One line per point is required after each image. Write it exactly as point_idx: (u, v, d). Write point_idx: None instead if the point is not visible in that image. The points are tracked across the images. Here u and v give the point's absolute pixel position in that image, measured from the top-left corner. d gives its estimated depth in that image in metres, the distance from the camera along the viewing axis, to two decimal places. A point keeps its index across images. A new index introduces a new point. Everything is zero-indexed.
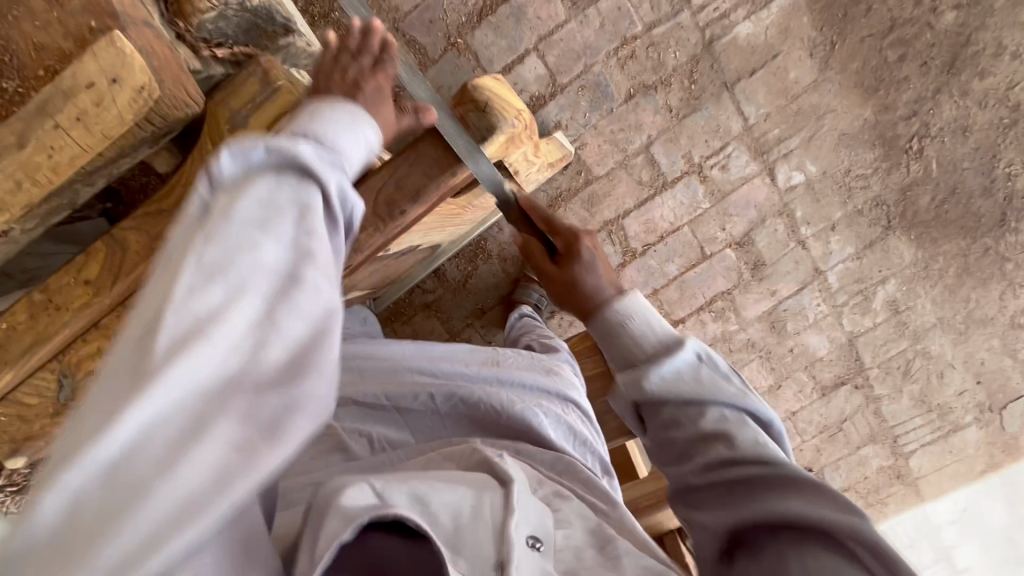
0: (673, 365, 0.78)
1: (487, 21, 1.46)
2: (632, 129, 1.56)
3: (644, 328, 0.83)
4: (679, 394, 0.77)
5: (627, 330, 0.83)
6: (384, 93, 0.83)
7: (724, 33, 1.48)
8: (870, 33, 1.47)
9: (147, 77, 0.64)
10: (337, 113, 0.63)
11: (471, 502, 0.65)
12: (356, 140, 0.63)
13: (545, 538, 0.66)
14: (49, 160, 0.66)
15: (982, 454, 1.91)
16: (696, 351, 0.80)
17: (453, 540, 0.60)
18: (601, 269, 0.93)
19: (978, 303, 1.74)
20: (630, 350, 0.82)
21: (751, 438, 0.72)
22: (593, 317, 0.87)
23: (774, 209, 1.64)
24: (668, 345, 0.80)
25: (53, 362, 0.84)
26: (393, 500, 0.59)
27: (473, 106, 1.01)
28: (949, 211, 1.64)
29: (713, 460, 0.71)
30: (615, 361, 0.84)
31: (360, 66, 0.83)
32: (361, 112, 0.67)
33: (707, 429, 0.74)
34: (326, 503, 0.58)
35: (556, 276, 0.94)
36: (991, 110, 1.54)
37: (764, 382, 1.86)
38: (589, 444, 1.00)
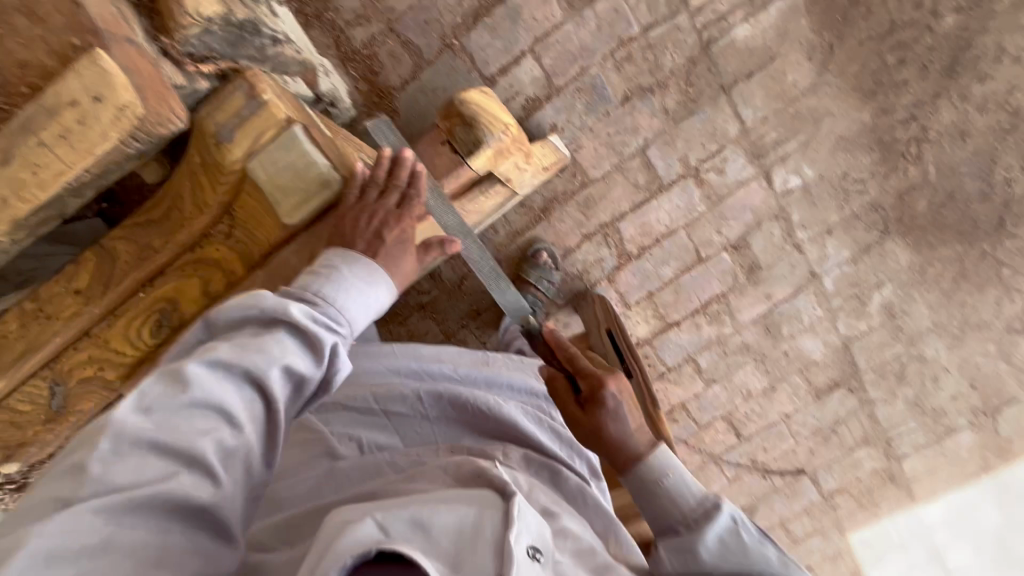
0: (716, 536, 0.81)
1: (483, 22, 1.45)
2: (628, 132, 1.55)
3: (683, 489, 0.87)
4: (705, 565, 0.79)
5: (664, 492, 0.87)
6: (407, 243, 0.88)
7: (722, 35, 1.47)
8: (868, 36, 1.47)
9: (130, 96, 0.64)
10: (351, 277, 0.79)
11: (472, 520, 0.63)
12: (362, 306, 0.79)
13: (544, 551, 0.65)
14: (33, 177, 0.66)
15: (975, 457, 1.92)
16: (732, 511, 0.83)
17: (454, 562, 0.58)
18: (627, 416, 0.91)
19: (974, 307, 1.74)
20: (666, 510, 0.86)
21: (761, 562, 0.79)
22: (627, 473, 0.91)
23: (770, 212, 1.64)
24: (710, 511, 0.83)
25: (46, 369, 0.84)
26: (394, 534, 0.58)
27: (457, 119, 1.04)
28: (946, 216, 1.64)
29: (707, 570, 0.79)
30: (652, 520, 0.88)
31: (389, 210, 0.87)
32: (378, 272, 0.83)
33: (707, 566, 0.79)
34: (331, 539, 0.57)
35: (584, 422, 0.93)
36: (990, 114, 1.53)
37: (759, 385, 1.86)
38: (578, 448, 1.01)
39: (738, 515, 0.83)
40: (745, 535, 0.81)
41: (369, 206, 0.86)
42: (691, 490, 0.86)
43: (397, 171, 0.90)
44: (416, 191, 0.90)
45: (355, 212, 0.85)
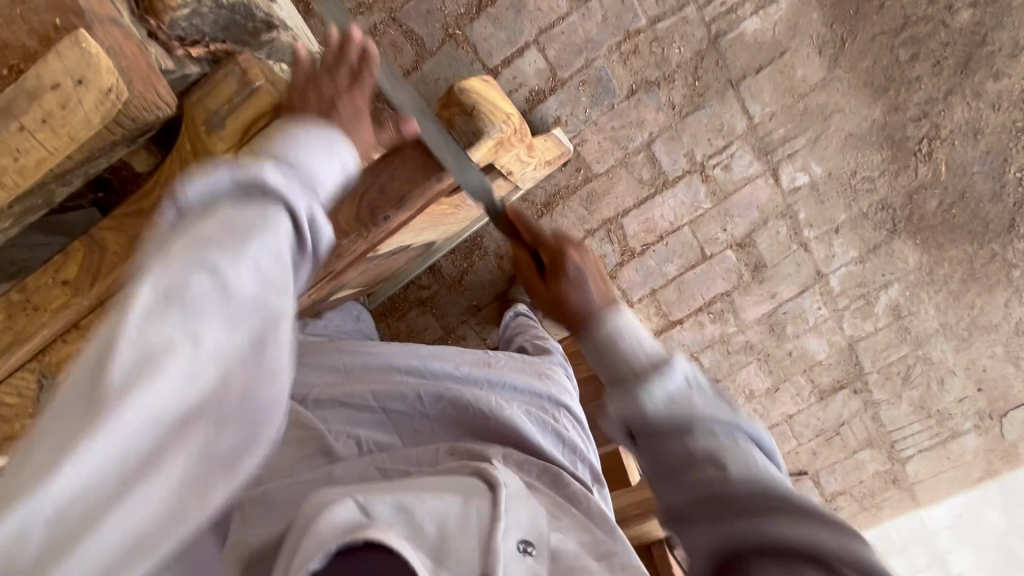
0: (667, 387, 0.68)
1: (486, 12, 1.42)
2: (633, 126, 1.52)
3: (636, 344, 0.73)
4: (671, 420, 0.67)
5: (619, 350, 0.73)
6: (363, 111, 0.76)
7: (730, 29, 1.44)
8: (882, 31, 1.43)
9: (114, 78, 0.61)
10: (306, 137, 0.60)
11: (459, 509, 0.62)
12: (328, 168, 0.59)
13: (539, 543, 0.63)
14: (14, 163, 0.63)
15: (980, 461, 1.89)
16: (684, 368, 0.70)
17: (437, 552, 0.57)
18: (590, 281, 0.82)
19: (982, 309, 1.71)
20: (620, 368, 0.72)
21: (742, 463, 0.63)
22: (583, 332, 0.77)
23: (777, 210, 1.61)
24: (660, 364, 0.70)
25: (35, 361, 0.82)
26: (376, 515, 0.57)
27: (459, 109, 0.99)
28: (956, 216, 1.60)
29: (703, 491, 0.63)
30: (607, 378, 0.74)
31: (339, 86, 0.76)
32: (338, 135, 0.64)
33: (694, 448, 0.66)
34: (307, 520, 0.56)
35: (544, 292, 0.84)
36: (1005, 112, 1.50)
37: (762, 385, 1.83)
38: (580, 452, 0.98)
39: (690, 369, 0.70)
40: (696, 391, 0.69)
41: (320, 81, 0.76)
42: (644, 348, 0.73)
43: (347, 54, 0.79)
44: (369, 65, 0.79)
45: (305, 89, 0.75)
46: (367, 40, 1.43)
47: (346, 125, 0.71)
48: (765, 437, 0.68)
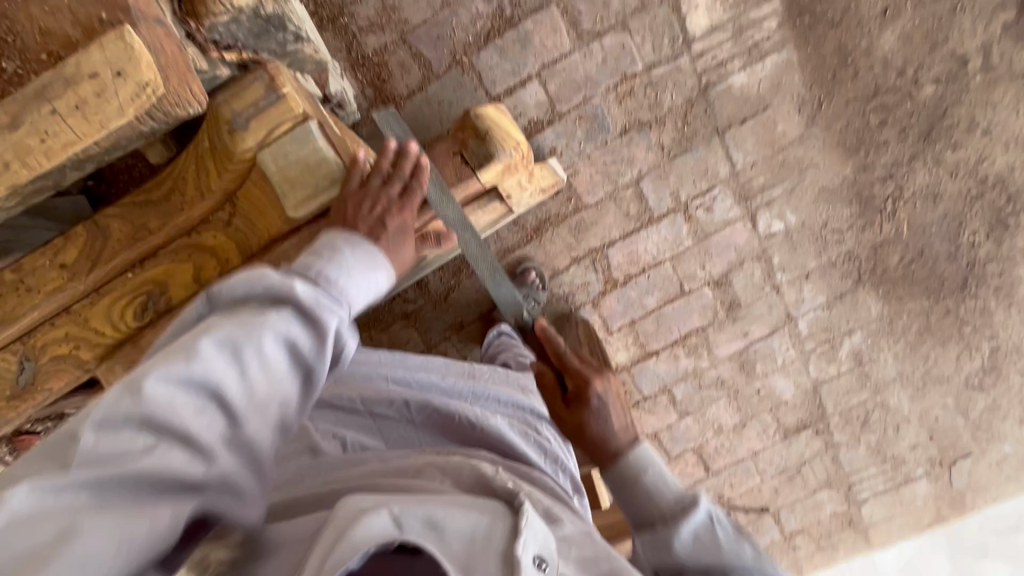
0: (693, 528, 0.84)
1: (494, 44, 1.49)
2: (624, 162, 1.60)
3: (660, 483, 0.91)
4: (699, 562, 0.81)
5: (642, 485, 0.91)
6: (408, 231, 0.85)
7: (720, 81, 1.55)
8: (855, 96, 1.56)
9: (152, 74, 0.64)
10: (352, 258, 0.74)
11: (482, 524, 0.64)
12: (365, 284, 0.74)
13: (550, 560, 0.65)
14: (40, 144, 0.65)
15: (929, 507, 1.98)
16: (709, 507, 0.85)
17: (466, 563, 0.61)
18: (611, 414, 1.00)
19: (936, 361, 1.82)
20: (647, 513, 0.90)
21: (738, 554, 0.82)
22: (610, 466, 0.96)
23: (753, 253, 1.70)
24: (687, 506, 0.86)
25: (17, 343, 0.81)
26: (407, 528, 0.60)
27: (472, 133, 1.07)
28: (915, 272, 1.72)
29: (704, 571, 0.81)
30: (632, 519, 0.92)
31: (391, 201, 0.84)
32: (379, 256, 0.78)
33: (702, 573, 0.81)
34: (345, 521, 0.60)
35: (567, 417, 1.00)
36: (960, 181, 1.63)
37: (730, 421, 1.88)
38: (561, 463, 1.00)
39: (714, 512, 0.85)
40: (720, 531, 0.83)
41: (372, 191, 0.84)
42: (670, 489, 0.90)
43: (401, 163, 0.88)
44: (417, 185, 0.88)
45: (357, 199, 0.83)
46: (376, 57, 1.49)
47: (390, 249, 0.80)
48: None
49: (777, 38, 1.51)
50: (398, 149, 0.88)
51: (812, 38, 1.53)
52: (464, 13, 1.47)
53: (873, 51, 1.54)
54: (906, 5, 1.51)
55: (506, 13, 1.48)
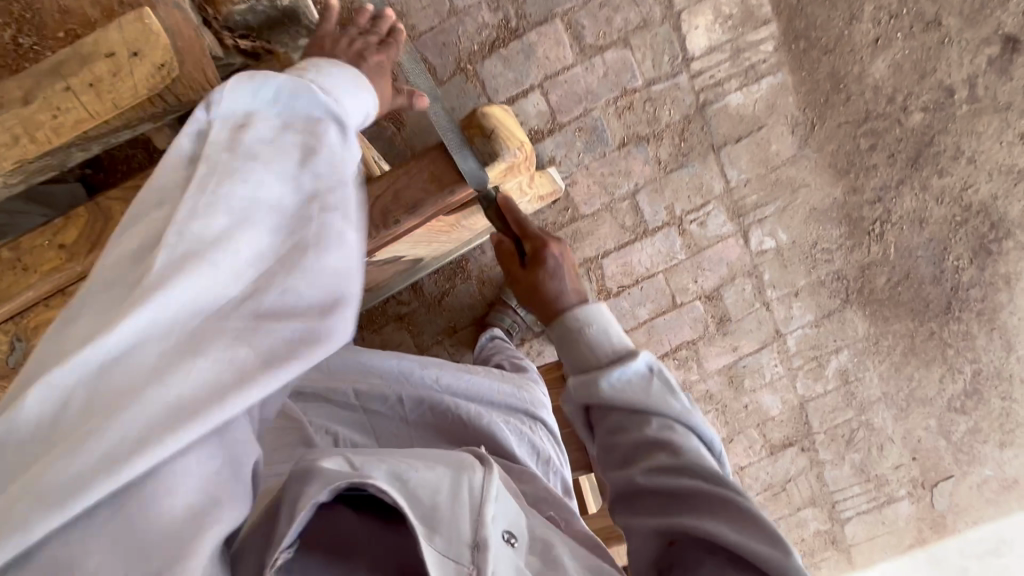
0: (622, 373, 0.79)
1: (498, 53, 1.53)
2: (621, 174, 1.62)
3: (602, 336, 0.85)
4: (627, 403, 0.77)
5: (585, 341, 0.85)
6: (386, 70, 0.83)
7: (717, 99, 1.59)
8: (846, 120, 1.62)
9: (168, 56, 0.65)
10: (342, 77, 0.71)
11: (449, 481, 0.61)
12: (358, 102, 0.70)
13: (518, 535, 0.65)
14: (52, 120, 0.65)
15: (911, 528, 1.99)
16: (647, 360, 0.80)
17: (430, 517, 0.56)
18: (564, 275, 0.96)
19: (920, 382, 1.85)
20: (588, 361, 0.84)
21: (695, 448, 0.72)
22: (555, 321, 0.90)
23: (744, 268, 1.72)
24: (621, 357, 0.81)
25: (10, 323, 0.81)
26: (368, 473, 0.56)
27: (480, 131, 1.06)
28: (901, 293, 1.76)
29: (659, 468, 0.70)
30: (570, 367, 0.86)
31: (369, 43, 0.86)
32: (363, 77, 0.74)
33: (653, 435, 0.74)
34: (303, 469, 0.55)
35: (523, 279, 0.98)
36: (946, 207, 1.68)
37: (717, 435, 1.88)
38: (552, 465, 1.03)
39: (651, 364, 0.80)
40: (655, 380, 0.79)
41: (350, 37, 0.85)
42: (613, 338, 0.85)
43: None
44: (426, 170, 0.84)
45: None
46: None
47: (368, 71, 0.76)
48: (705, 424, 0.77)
49: (772, 61, 1.57)
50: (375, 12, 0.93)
51: (806, 63, 1.58)
52: (470, 22, 1.51)
53: (864, 77, 1.60)
54: (896, 36, 1.57)
55: (511, 24, 1.52)
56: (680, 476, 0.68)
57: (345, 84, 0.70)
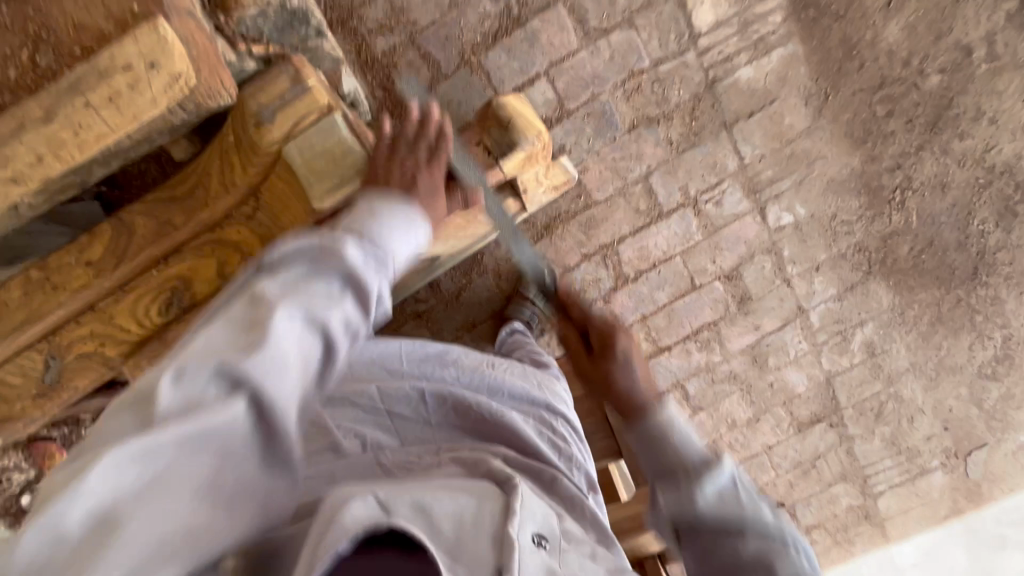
0: (716, 486, 0.79)
1: (502, 43, 1.51)
2: (633, 158, 1.60)
3: (684, 445, 0.83)
4: (719, 519, 0.78)
5: (669, 445, 0.83)
6: (439, 189, 0.82)
7: (727, 75, 1.56)
8: (861, 87, 1.58)
9: (186, 66, 0.66)
10: (393, 218, 0.71)
11: (474, 507, 0.67)
12: (406, 240, 0.71)
13: (550, 538, 0.71)
14: (74, 138, 0.66)
15: (946, 499, 1.96)
16: (732, 470, 0.81)
17: (454, 547, 0.62)
18: (636, 367, 0.93)
19: (949, 351, 1.82)
20: (672, 459, 0.82)
21: (790, 569, 0.74)
22: (638, 423, 0.86)
23: (763, 246, 1.70)
24: (710, 463, 0.81)
25: (43, 342, 0.82)
26: (396, 513, 0.61)
27: (494, 121, 1.05)
28: (926, 262, 1.72)
29: (731, 563, 0.76)
30: (652, 471, 0.84)
31: (419, 160, 0.83)
32: (413, 211, 0.74)
33: (745, 558, 0.76)
34: (330, 510, 0.59)
35: (591, 372, 0.95)
36: (968, 169, 1.64)
37: (743, 415, 1.87)
38: (576, 461, 1.01)
39: (737, 474, 0.81)
40: (743, 494, 0.80)
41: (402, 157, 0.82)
42: (694, 447, 0.82)
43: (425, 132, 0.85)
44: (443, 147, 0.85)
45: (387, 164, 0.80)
46: (385, 59, 1.49)
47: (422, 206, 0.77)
48: (811, 553, 0.78)
49: (782, 32, 1.53)
50: (420, 114, 0.86)
51: (817, 31, 1.55)
52: (472, 14, 1.49)
53: (877, 42, 1.56)
54: None
55: (513, 13, 1.50)
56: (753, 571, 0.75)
57: (399, 228, 0.71)
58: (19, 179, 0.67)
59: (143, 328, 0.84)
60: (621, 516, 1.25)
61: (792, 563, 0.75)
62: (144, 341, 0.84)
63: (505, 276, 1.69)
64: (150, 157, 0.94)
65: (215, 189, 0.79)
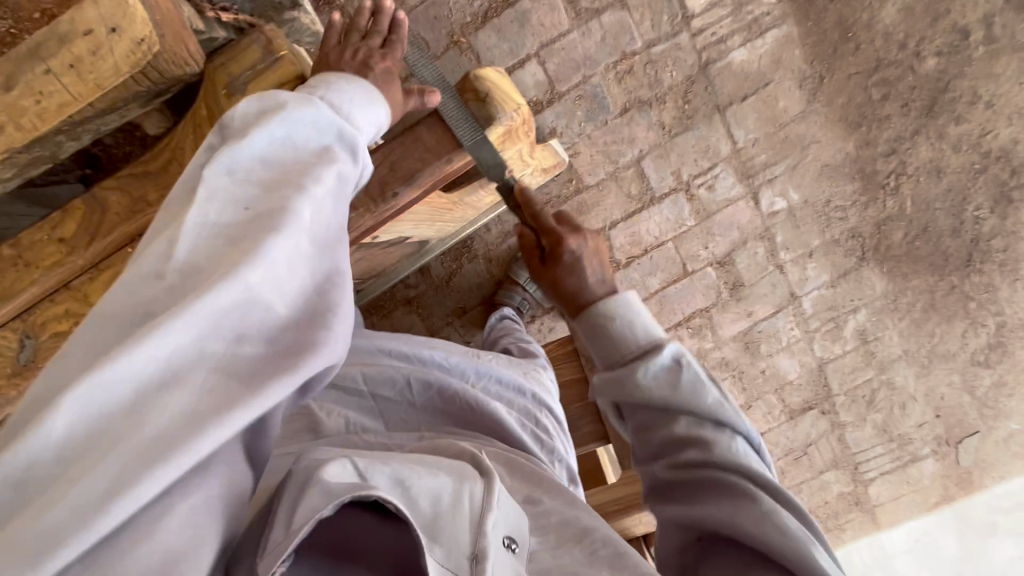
0: (653, 369, 0.77)
1: (492, 23, 1.48)
2: (624, 142, 1.58)
3: (632, 325, 0.82)
4: (657, 399, 0.77)
5: (609, 334, 0.82)
6: (425, 196, 0.81)
7: (720, 57, 1.54)
8: (856, 70, 1.56)
9: (148, 30, 0.63)
10: (352, 88, 0.69)
11: (453, 489, 0.60)
12: (368, 112, 0.68)
13: (520, 540, 0.65)
14: (35, 105, 0.64)
15: (937, 486, 1.97)
16: (675, 351, 0.79)
17: (431, 527, 0.56)
18: (586, 269, 0.92)
19: (942, 338, 1.81)
20: (611, 350, 0.82)
21: (729, 443, 0.73)
22: (580, 314, 0.87)
23: (755, 232, 1.68)
24: (650, 349, 0.79)
25: (17, 321, 0.80)
26: (373, 482, 0.55)
27: (474, 94, 1.02)
28: (920, 248, 1.71)
29: (685, 462, 0.73)
30: (600, 359, 0.84)
31: None
32: (374, 89, 0.72)
33: (680, 434, 0.75)
34: (305, 475, 0.53)
35: (544, 275, 0.95)
36: (964, 154, 1.63)
37: (735, 402, 1.86)
38: (558, 452, 1.01)
39: (680, 355, 0.79)
40: (685, 372, 0.77)
41: None
42: (644, 334, 0.81)
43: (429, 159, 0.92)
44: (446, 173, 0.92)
45: None
46: None
47: None
48: (751, 428, 0.77)
49: (776, 13, 1.51)
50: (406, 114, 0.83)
51: (812, 13, 1.53)
52: None
53: (873, 24, 1.53)
54: None
55: None
56: (699, 471, 0.72)
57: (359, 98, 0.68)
58: None
59: None
60: (608, 501, 1.25)
61: (727, 442, 0.73)
62: None
63: (496, 261, 1.67)
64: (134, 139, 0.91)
65: (189, 165, 0.78)
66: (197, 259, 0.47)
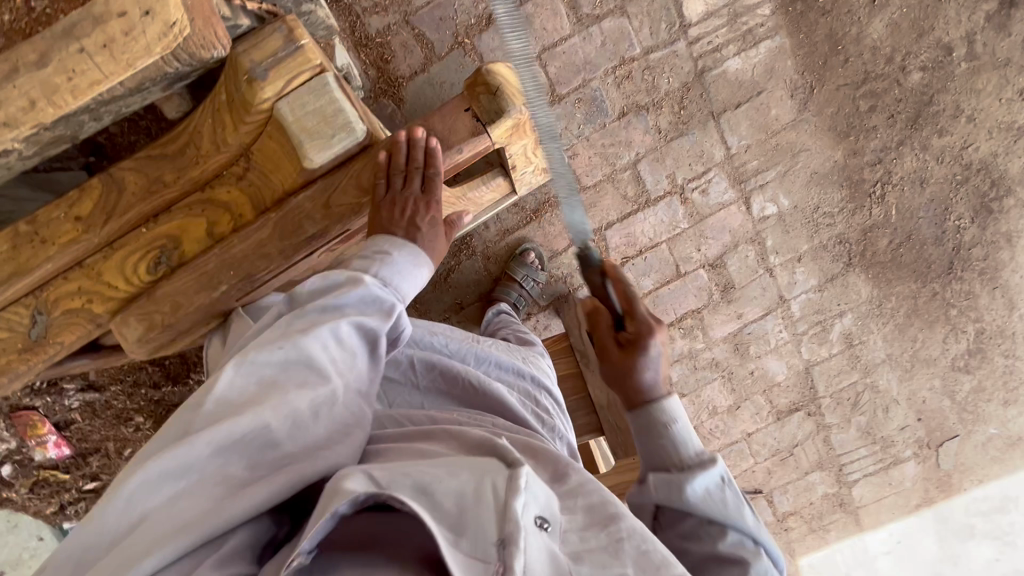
0: (704, 484, 0.81)
1: (495, 26, 1.53)
2: (622, 145, 1.63)
3: (684, 442, 0.85)
4: (707, 511, 0.79)
5: (668, 437, 0.86)
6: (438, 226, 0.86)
7: (715, 65, 1.59)
8: (845, 82, 1.62)
9: (180, 14, 0.66)
10: (402, 257, 0.79)
11: (475, 483, 0.60)
12: (411, 280, 0.79)
13: (552, 521, 0.64)
14: (67, 82, 0.67)
15: (918, 489, 2.02)
16: (723, 472, 0.83)
17: (456, 523, 0.56)
18: (660, 367, 0.90)
19: (924, 343, 1.87)
20: (670, 456, 0.85)
21: (762, 569, 0.76)
22: (640, 411, 0.89)
23: (746, 236, 1.73)
24: (704, 464, 0.83)
25: (30, 297, 0.82)
26: (392, 489, 0.57)
27: (484, 88, 1.06)
28: (904, 255, 1.77)
29: None
30: (648, 462, 0.87)
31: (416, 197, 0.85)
32: (422, 254, 0.82)
33: (723, 550, 0.77)
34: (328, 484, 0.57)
35: (617, 363, 0.91)
36: (946, 166, 1.69)
37: (724, 402, 1.90)
38: (558, 431, 1.03)
39: (726, 474, 0.83)
40: (729, 491, 0.81)
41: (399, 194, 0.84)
42: (694, 448, 0.85)
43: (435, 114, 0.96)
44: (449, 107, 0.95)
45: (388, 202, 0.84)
46: (379, 38, 1.50)
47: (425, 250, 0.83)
48: (775, 549, 0.81)
49: (769, 25, 1.57)
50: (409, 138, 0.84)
51: (804, 25, 1.59)
52: None
53: (862, 38, 1.60)
54: None
55: None
56: None
57: (403, 270, 0.78)
58: (10, 124, 0.67)
59: (132, 286, 0.84)
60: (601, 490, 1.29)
61: (760, 561, 0.77)
62: (130, 300, 0.85)
63: (494, 258, 1.71)
64: (139, 128, 0.95)
65: (207, 147, 0.81)
66: (232, 395, 0.61)
